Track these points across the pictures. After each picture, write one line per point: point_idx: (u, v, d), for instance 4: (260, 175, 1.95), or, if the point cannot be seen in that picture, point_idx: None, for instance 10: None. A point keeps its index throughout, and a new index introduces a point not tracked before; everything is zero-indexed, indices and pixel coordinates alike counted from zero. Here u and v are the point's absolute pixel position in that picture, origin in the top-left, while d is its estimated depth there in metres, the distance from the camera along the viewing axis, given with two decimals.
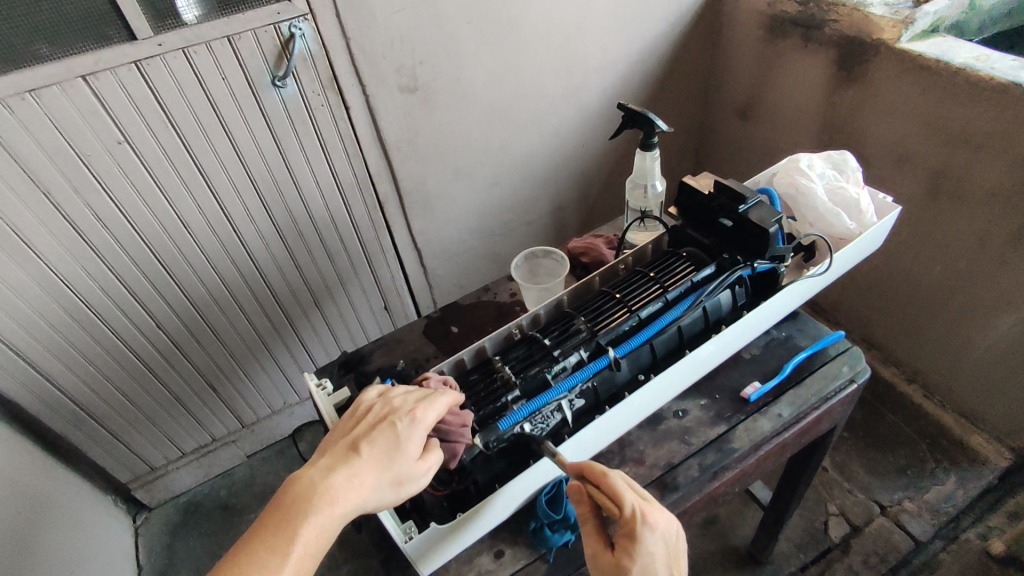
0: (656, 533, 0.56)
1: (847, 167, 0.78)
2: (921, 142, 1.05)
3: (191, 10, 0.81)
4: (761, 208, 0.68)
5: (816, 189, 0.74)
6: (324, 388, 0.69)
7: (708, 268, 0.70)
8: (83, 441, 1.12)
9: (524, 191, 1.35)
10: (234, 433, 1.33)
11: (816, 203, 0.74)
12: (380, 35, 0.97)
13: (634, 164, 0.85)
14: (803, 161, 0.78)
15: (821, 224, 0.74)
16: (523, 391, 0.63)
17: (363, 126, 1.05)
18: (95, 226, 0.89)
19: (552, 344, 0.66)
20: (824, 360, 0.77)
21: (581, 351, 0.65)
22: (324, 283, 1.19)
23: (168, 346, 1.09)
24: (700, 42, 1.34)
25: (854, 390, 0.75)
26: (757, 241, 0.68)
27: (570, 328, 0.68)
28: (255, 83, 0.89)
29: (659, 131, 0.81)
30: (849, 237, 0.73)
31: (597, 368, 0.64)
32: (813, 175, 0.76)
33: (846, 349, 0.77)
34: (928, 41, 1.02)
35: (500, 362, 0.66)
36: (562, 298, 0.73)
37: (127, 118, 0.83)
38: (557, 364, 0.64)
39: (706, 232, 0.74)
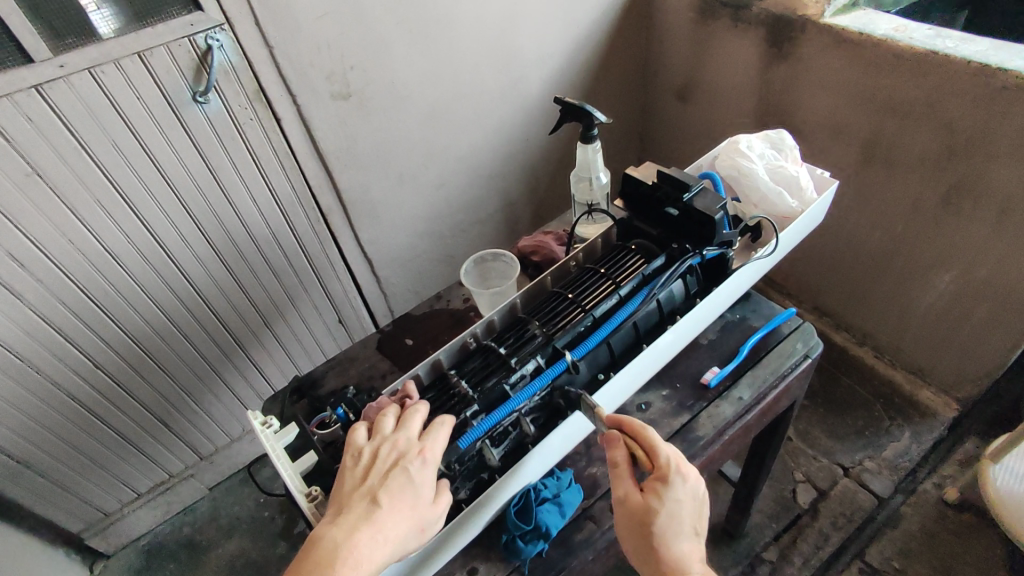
0: (687, 484, 0.58)
1: (784, 146, 0.78)
2: (851, 114, 1.08)
3: (106, 23, 0.77)
4: (705, 195, 0.68)
5: (758, 169, 0.74)
6: (271, 427, 0.61)
7: (659, 259, 0.69)
8: (23, 495, 1.04)
9: (472, 189, 1.33)
10: (192, 467, 1.26)
11: (759, 183, 0.74)
12: (305, 40, 0.93)
13: (577, 158, 0.84)
14: (743, 142, 0.78)
15: (764, 205, 0.75)
16: (482, 405, 0.61)
17: (297, 137, 1.01)
18: (12, 267, 0.82)
19: (508, 352, 0.65)
20: (778, 339, 0.78)
21: (538, 358, 0.63)
22: (274, 304, 1.14)
23: (111, 385, 1.02)
24: (633, 28, 1.35)
25: (809, 365, 0.76)
26: (704, 229, 0.68)
27: (524, 335, 0.67)
28: (173, 101, 0.84)
29: (598, 123, 0.79)
30: (793, 215, 0.73)
31: (556, 373, 0.62)
32: (753, 156, 0.76)
33: (799, 325, 0.78)
34: (850, 14, 1.05)
35: (456, 377, 0.64)
36: (515, 302, 0.72)
37: (34, 147, 0.77)
38: (515, 373, 0.62)
39: (654, 224, 0.74)
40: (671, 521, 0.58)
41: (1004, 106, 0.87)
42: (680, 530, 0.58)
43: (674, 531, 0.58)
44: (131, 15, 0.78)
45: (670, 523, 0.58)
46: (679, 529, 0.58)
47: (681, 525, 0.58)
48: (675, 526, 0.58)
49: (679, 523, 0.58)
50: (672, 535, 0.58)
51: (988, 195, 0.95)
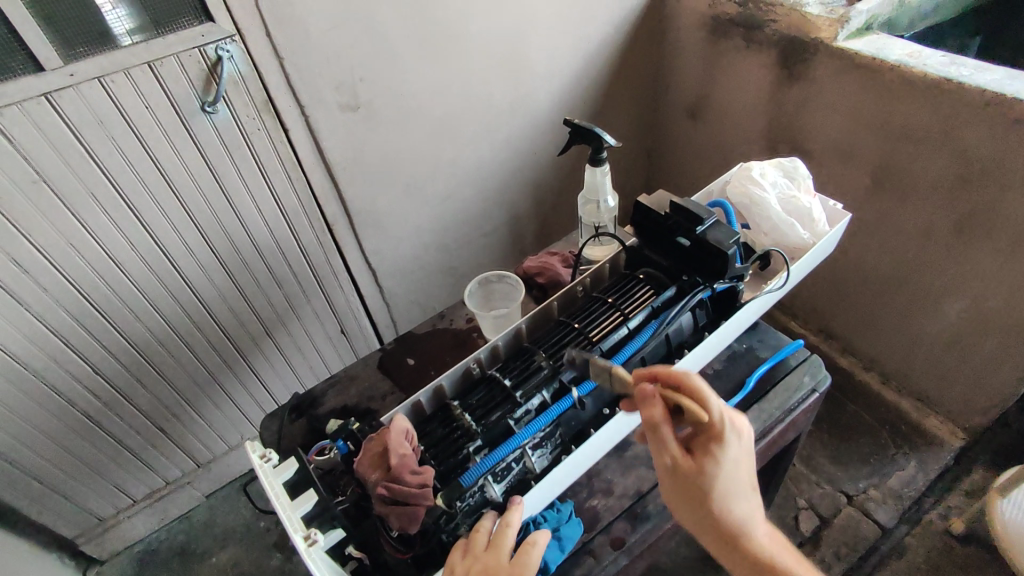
0: (739, 438, 0.56)
1: (798, 175, 0.76)
2: (862, 137, 1.07)
3: (126, 33, 0.77)
4: (718, 228, 0.66)
5: (770, 200, 0.72)
6: (269, 459, 0.60)
7: (669, 291, 0.68)
8: (17, 500, 1.03)
9: (478, 202, 1.32)
10: (189, 475, 1.25)
11: (770, 213, 0.72)
12: (316, 52, 0.93)
13: (586, 181, 0.82)
14: (755, 169, 0.76)
15: (775, 234, 0.73)
16: (485, 439, 0.60)
17: (305, 148, 1.00)
18: (14, 273, 0.82)
19: (513, 384, 0.64)
20: (785, 372, 0.77)
21: (544, 393, 0.63)
22: (276, 314, 1.14)
23: (110, 392, 1.02)
24: (645, 44, 1.34)
25: (816, 400, 0.75)
26: (715, 261, 0.66)
27: (531, 365, 0.65)
28: (182, 111, 0.84)
29: (608, 146, 0.77)
30: (804, 246, 0.72)
31: (563, 409, 0.61)
32: (765, 185, 0.74)
33: (806, 358, 0.77)
34: (864, 38, 1.04)
35: (460, 409, 0.63)
36: (520, 327, 0.71)
37: (40, 153, 0.76)
38: (521, 408, 0.61)
39: (664, 253, 0.73)
40: (729, 481, 0.56)
41: (1019, 137, 0.86)
42: (738, 490, 0.56)
43: (732, 492, 0.56)
44: (148, 21, 0.78)
45: (728, 481, 0.56)
46: (737, 488, 0.56)
47: (739, 482, 0.56)
48: (733, 485, 0.56)
49: (736, 481, 0.56)
50: (729, 497, 0.56)
51: (1000, 225, 0.94)
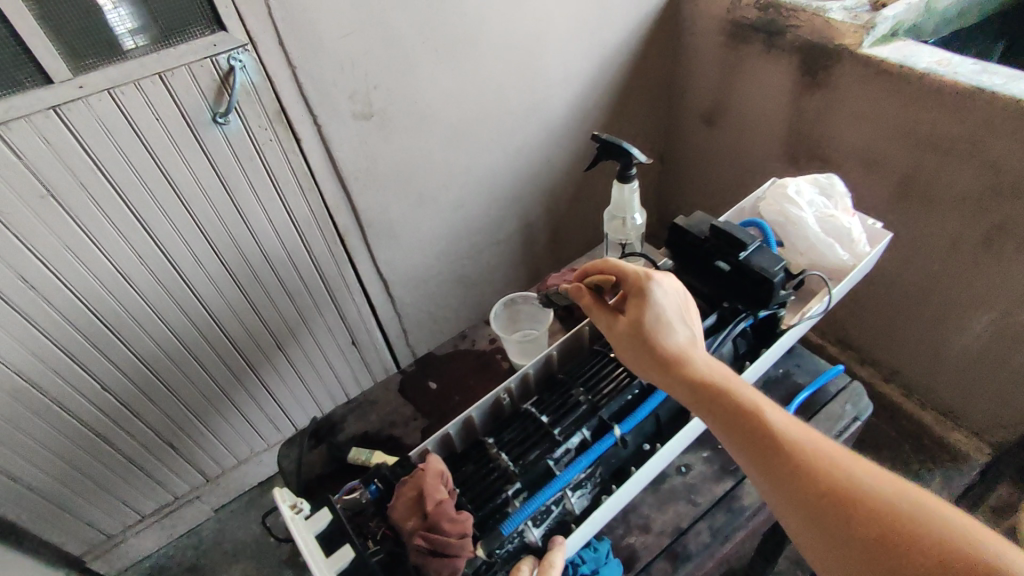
0: (660, 287, 0.68)
1: (835, 192, 0.75)
2: (886, 146, 1.05)
3: (132, 37, 0.74)
4: (762, 254, 0.67)
5: (808, 218, 0.72)
6: (301, 511, 0.59)
7: (710, 319, 0.70)
8: (24, 518, 1.01)
9: (491, 210, 1.30)
10: (198, 489, 1.23)
11: (809, 233, 0.72)
12: (329, 60, 0.91)
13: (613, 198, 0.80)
14: (790, 187, 0.75)
15: (813, 255, 0.72)
16: (523, 483, 0.65)
17: (317, 158, 0.98)
18: (21, 290, 0.80)
19: (550, 422, 0.69)
20: (827, 399, 0.82)
21: (584, 431, 0.68)
22: (287, 327, 1.11)
23: (119, 408, 0.99)
24: (661, 49, 1.31)
25: (857, 428, 0.79)
26: (759, 290, 0.67)
27: (569, 402, 0.71)
28: (193, 123, 0.81)
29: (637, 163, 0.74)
30: (843, 268, 0.70)
31: (603, 448, 0.66)
32: (801, 204, 0.74)
33: (848, 384, 0.82)
34: (891, 44, 1.02)
35: (496, 450, 0.68)
36: (551, 354, 0.77)
37: (49, 169, 0.74)
38: (561, 447, 0.67)
39: (703, 278, 0.74)
40: (658, 320, 0.67)
41: None
42: (671, 327, 0.66)
43: (663, 328, 0.66)
44: (151, 20, 0.75)
45: (658, 322, 0.67)
46: (669, 326, 0.66)
47: (670, 321, 0.67)
48: (664, 324, 0.66)
49: (668, 322, 0.67)
50: (662, 332, 0.66)
51: None
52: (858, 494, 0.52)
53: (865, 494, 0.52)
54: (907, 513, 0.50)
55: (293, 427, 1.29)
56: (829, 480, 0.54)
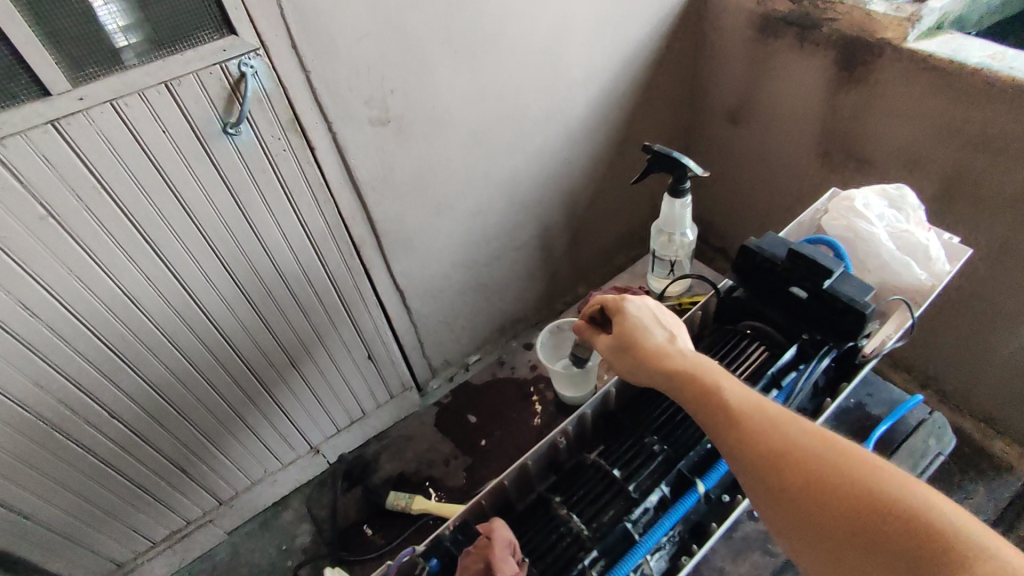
0: (636, 302, 0.75)
1: (906, 205, 0.80)
2: (930, 145, 0.99)
3: (124, 34, 0.67)
4: (847, 283, 0.70)
5: (881, 235, 0.77)
6: None
7: (791, 352, 0.74)
8: (30, 552, 0.96)
9: (511, 217, 1.25)
10: (211, 512, 1.18)
11: (883, 251, 0.76)
12: (345, 64, 0.85)
13: (664, 212, 0.85)
14: (860, 201, 0.80)
15: (886, 272, 0.77)
16: (601, 549, 0.71)
17: (332, 168, 0.92)
18: (21, 317, 0.74)
19: (623, 478, 0.76)
20: (908, 430, 0.92)
21: (662, 488, 0.75)
22: (301, 344, 1.06)
23: (127, 434, 0.94)
24: (684, 44, 1.26)
25: (939, 458, 0.90)
26: (846, 320, 0.70)
27: (645, 452, 0.78)
28: (202, 134, 0.75)
29: (691, 175, 0.79)
30: (919, 286, 0.75)
31: (684, 506, 0.73)
32: (873, 219, 0.78)
33: (927, 417, 0.92)
34: (936, 38, 0.97)
35: (568, 510, 0.75)
36: (608, 391, 0.84)
37: (49, 188, 0.68)
38: (639, 508, 0.73)
39: (779, 306, 0.77)
40: (639, 327, 0.72)
41: None
42: (651, 331, 0.71)
43: (643, 333, 0.71)
44: (139, 15, 0.67)
45: (639, 329, 0.72)
46: (649, 331, 0.72)
47: (648, 326, 0.72)
48: (644, 329, 0.72)
49: (648, 327, 0.72)
50: (643, 336, 0.71)
51: None
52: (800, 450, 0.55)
53: (806, 450, 0.55)
54: (859, 473, 0.52)
55: (307, 445, 1.24)
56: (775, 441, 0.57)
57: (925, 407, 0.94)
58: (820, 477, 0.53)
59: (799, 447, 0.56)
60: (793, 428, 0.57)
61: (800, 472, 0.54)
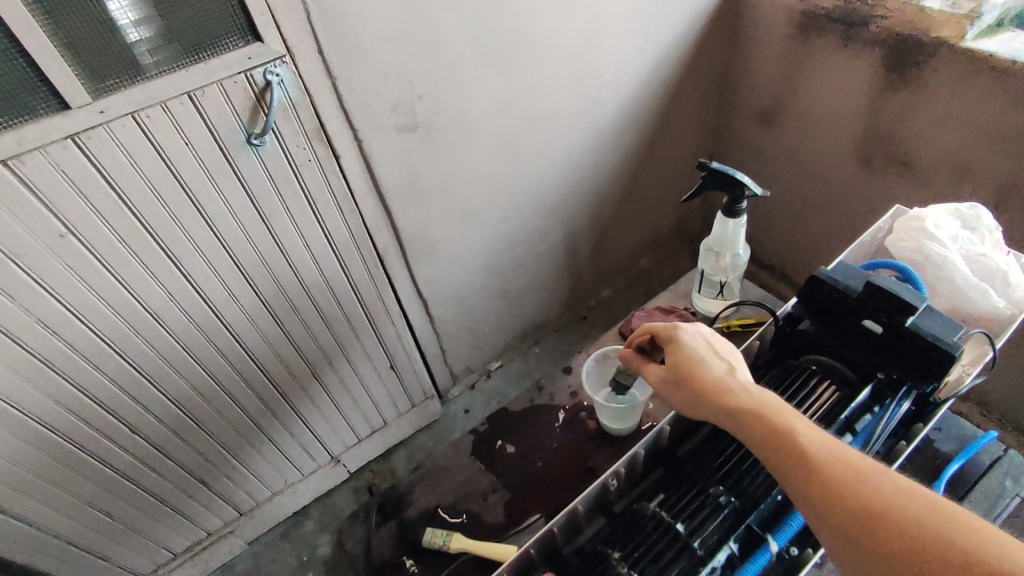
0: (691, 331, 0.68)
1: (980, 226, 0.76)
2: (982, 150, 0.95)
3: (136, 28, 0.63)
4: (933, 321, 0.65)
5: (956, 259, 0.72)
6: None
7: (864, 394, 0.68)
8: (53, 566, 0.94)
9: (537, 221, 1.21)
10: (230, 523, 1.16)
11: (959, 275, 0.71)
12: (372, 69, 0.81)
13: (717, 231, 0.82)
14: (931, 220, 0.75)
15: (960, 299, 0.72)
16: None
17: (357, 176, 0.89)
18: (41, 335, 0.72)
19: (687, 532, 0.65)
20: (980, 471, 0.88)
21: (732, 544, 0.64)
22: (324, 356, 1.04)
23: (148, 448, 0.92)
24: (717, 41, 1.21)
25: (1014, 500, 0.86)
26: (931, 360, 0.64)
27: (710, 503, 0.67)
28: (226, 145, 0.72)
29: (749, 193, 0.76)
30: (997, 314, 0.70)
31: (760, 565, 0.62)
32: (946, 240, 0.73)
33: (1001, 455, 0.88)
34: (994, 37, 0.91)
35: (628, 570, 0.63)
36: (664, 428, 0.73)
37: (69, 203, 0.65)
38: (707, 568, 0.62)
39: (846, 342, 0.71)
40: (694, 357, 0.65)
41: None
42: (710, 363, 0.64)
43: (700, 364, 0.64)
44: (150, 3, 0.63)
45: (695, 360, 0.64)
46: (707, 362, 0.64)
47: (705, 357, 0.64)
48: (701, 360, 0.64)
49: (705, 358, 0.64)
50: (700, 368, 0.64)
51: None
52: (878, 506, 0.47)
53: (887, 507, 0.47)
54: (953, 538, 0.44)
55: (327, 455, 1.22)
56: (849, 491, 0.49)
57: (998, 443, 0.90)
58: (908, 536, 0.45)
59: (881, 498, 0.48)
60: (872, 478, 0.49)
61: (884, 529, 0.46)
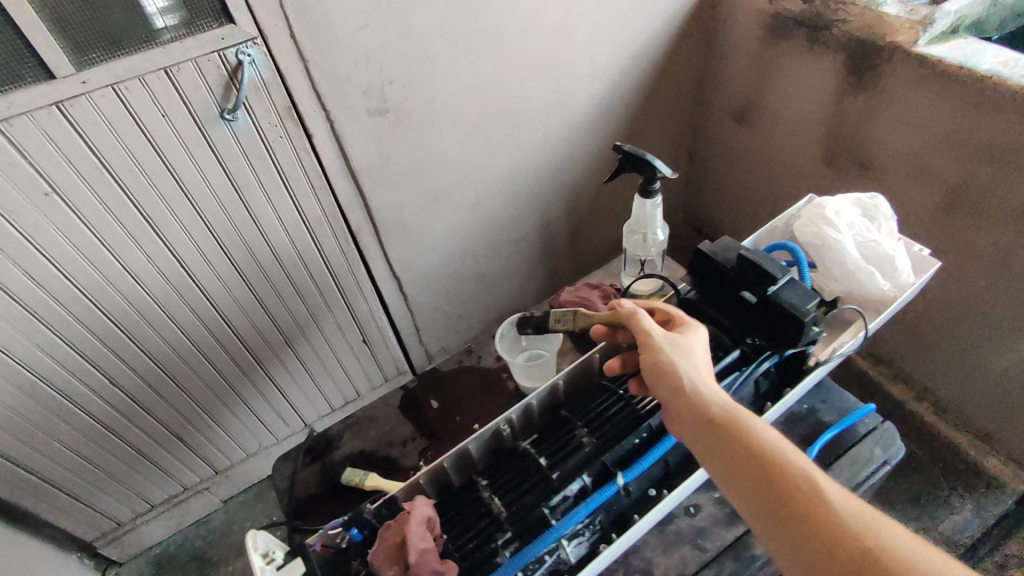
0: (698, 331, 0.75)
1: (879, 216, 0.84)
2: (935, 153, 0.97)
3: (164, 14, 0.72)
4: (792, 291, 0.74)
5: (846, 244, 0.80)
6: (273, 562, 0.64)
7: (732, 354, 0.78)
8: (38, 506, 1.02)
9: (511, 209, 1.26)
10: (206, 480, 1.24)
11: (848, 260, 0.80)
12: (344, 54, 0.87)
13: (637, 211, 0.89)
14: (830, 208, 0.84)
15: (848, 281, 0.81)
16: (518, 527, 0.72)
17: (330, 155, 0.95)
18: (27, 287, 0.79)
19: (550, 464, 0.77)
20: (856, 438, 0.90)
21: (585, 476, 0.76)
22: (297, 325, 1.10)
23: (127, 401, 0.99)
24: (694, 41, 1.24)
25: (886, 467, 0.88)
26: (786, 324, 0.73)
27: (575, 444, 0.79)
28: (200, 118, 0.79)
29: (660, 176, 0.84)
30: (881, 295, 0.79)
31: (603, 493, 0.74)
32: (840, 226, 0.82)
33: (878, 426, 0.90)
34: (948, 43, 0.94)
35: (493, 492, 0.77)
36: (557, 383, 0.87)
37: (53, 164, 0.72)
38: (560, 492, 0.74)
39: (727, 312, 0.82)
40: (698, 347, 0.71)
41: None
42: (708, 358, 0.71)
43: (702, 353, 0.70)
44: None
45: (698, 349, 0.71)
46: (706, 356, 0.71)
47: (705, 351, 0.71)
48: (702, 351, 0.71)
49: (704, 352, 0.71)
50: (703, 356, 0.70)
51: None
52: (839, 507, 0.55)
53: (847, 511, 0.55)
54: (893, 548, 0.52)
55: (301, 422, 1.29)
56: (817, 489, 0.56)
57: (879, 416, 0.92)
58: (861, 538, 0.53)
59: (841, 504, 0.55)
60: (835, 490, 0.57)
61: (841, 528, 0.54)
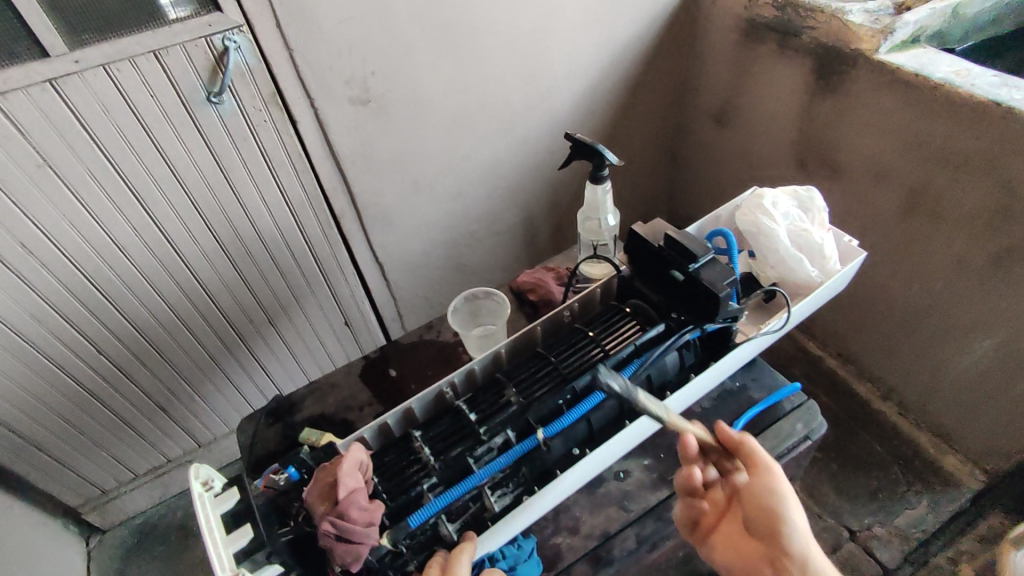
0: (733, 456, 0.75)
1: (812, 207, 0.87)
2: (896, 156, 1.01)
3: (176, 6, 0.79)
4: (713, 268, 0.74)
5: (778, 231, 0.83)
6: (211, 488, 0.63)
7: (657, 328, 0.77)
8: (24, 469, 1.07)
9: (492, 200, 1.30)
10: (189, 453, 1.29)
11: (780, 246, 0.83)
12: (327, 44, 0.91)
13: (588, 196, 0.91)
14: (767, 199, 0.87)
15: (781, 267, 0.84)
16: (441, 477, 0.69)
17: (313, 140, 0.99)
18: (20, 254, 0.83)
19: (478, 420, 0.73)
20: (781, 414, 0.90)
21: (508, 432, 0.71)
22: (279, 303, 1.14)
23: (113, 371, 1.04)
24: (675, 44, 1.28)
25: (808, 443, 0.88)
26: (706, 300, 0.74)
27: (502, 402, 0.74)
28: (187, 100, 0.83)
29: (608, 162, 0.86)
30: (811, 281, 0.82)
31: (524, 448, 0.70)
32: (775, 215, 0.85)
33: (803, 402, 0.90)
34: (908, 52, 0.98)
35: (421, 443, 0.72)
36: (500, 351, 0.82)
37: (46, 138, 0.76)
38: (483, 446, 0.70)
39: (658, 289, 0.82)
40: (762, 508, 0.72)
41: None
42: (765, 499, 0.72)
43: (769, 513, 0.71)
44: None
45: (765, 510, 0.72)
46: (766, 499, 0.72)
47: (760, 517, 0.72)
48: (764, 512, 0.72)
49: None
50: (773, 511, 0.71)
51: None
52: None
53: None
54: None
55: None
56: None
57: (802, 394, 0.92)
58: None
59: None
60: None
61: None
